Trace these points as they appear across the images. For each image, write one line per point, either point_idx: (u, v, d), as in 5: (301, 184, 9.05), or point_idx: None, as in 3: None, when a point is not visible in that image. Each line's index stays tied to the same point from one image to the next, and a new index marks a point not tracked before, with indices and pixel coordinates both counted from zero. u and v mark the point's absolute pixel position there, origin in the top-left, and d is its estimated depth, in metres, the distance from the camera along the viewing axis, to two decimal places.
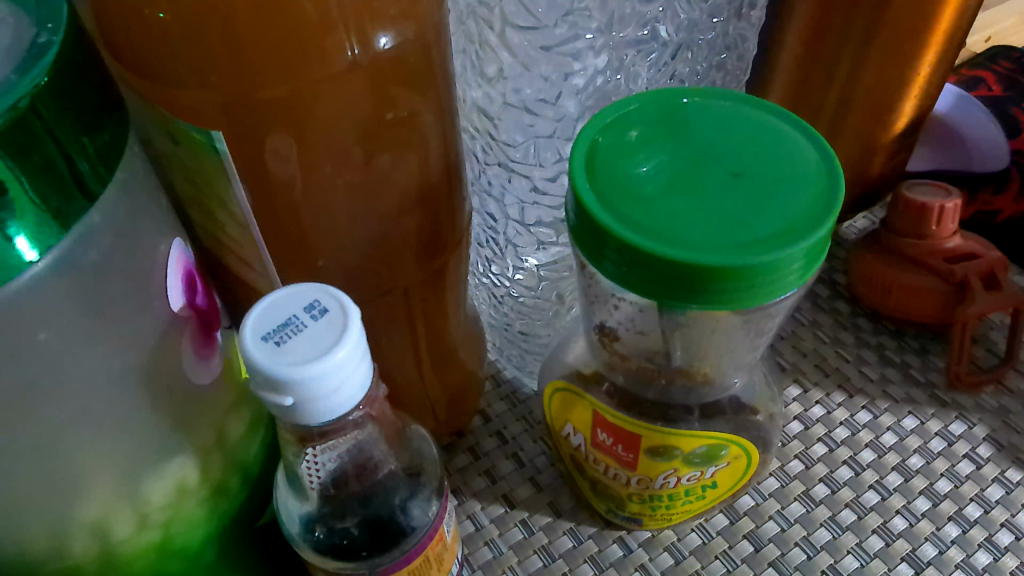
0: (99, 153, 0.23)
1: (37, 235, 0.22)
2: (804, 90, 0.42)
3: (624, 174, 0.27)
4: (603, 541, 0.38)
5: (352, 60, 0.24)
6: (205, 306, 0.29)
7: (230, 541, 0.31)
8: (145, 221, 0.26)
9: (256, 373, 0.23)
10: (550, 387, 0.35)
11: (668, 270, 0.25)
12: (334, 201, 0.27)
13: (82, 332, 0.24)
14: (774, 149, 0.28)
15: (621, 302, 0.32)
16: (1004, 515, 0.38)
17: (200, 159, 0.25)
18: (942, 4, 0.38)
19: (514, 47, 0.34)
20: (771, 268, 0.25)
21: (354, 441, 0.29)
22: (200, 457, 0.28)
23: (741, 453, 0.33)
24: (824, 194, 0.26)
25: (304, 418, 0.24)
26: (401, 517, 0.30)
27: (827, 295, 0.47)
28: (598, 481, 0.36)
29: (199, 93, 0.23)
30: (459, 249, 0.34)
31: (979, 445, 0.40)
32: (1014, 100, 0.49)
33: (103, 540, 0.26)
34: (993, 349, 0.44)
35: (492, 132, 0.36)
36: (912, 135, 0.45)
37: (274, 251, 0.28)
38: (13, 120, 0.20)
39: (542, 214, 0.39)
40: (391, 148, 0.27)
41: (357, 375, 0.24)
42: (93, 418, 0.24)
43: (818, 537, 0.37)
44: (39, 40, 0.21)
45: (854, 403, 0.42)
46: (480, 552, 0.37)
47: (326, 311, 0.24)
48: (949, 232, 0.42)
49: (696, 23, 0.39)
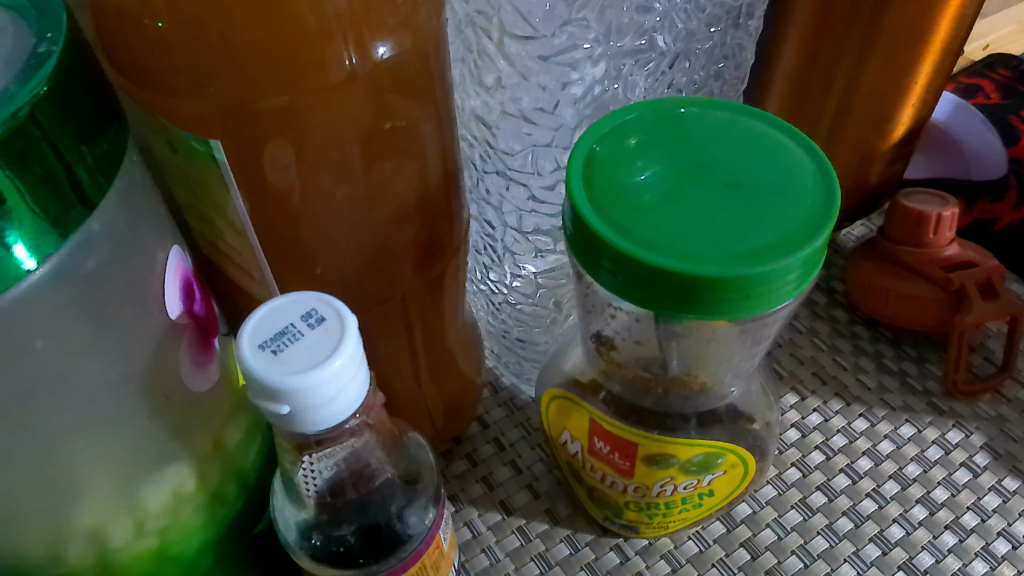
0: (98, 162, 0.23)
1: (33, 243, 0.21)
2: (801, 98, 0.42)
3: (621, 184, 0.28)
4: (599, 548, 0.38)
5: (351, 70, 0.24)
6: (203, 314, 0.29)
7: (227, 548, 0.31)
8: (143, 229, 0.26)
9: (253, 382, 0.23)
10: (548, 394, 0.35)
11: (665, 281, 0.25)
12: (332, 211, 0.27)
13: (80, 340, 0.24)
14: (772, 160, 0.28)
15: (618, 311, 0.32)
16: (1001, 524, 0.38)
17: (199, 168, 0.26)
18: (940, 14, 0.38)
19: (513, 56, 0.34)
20: (766, 279, 0.25)
21: (351, 449, 0.29)
22: (198, 464, 0.28)
23: (738, 461, 0.33)
24: (821, 204, 0.27)
25: (301, 427, 0.24)
26: (398, 524, 0.30)
27: (825, 303, 0.47)
28: (595, 489, 0.36)
29: (197, 102, 0.23)
30: (457, 256, 0.34)
31: (976, 453, 0.40)
32: (1012, 108, 0.49)
33: (100, 547, 0.26)
34: (990, 357, 0.44)
35: (490, 140, 0.36)
36: (910, 144, 0.45)
37: (273, 260, 0.28)
38: (13, 129, 0.20)
39: (540, 222, 0.39)
40: (390, 157, 0.27)
41: (355, 384, 0.24)
42: (91, 425, 0.24)
43: (815, 545, 0.37)
44: (39, 50, 0.21)
45: (852, 411, 0.42)
46: (477, 559, 0.37)
47: (324, 319, 0.24)
48: (948, 241, 0.42)
49: (694, 32, 0.39)
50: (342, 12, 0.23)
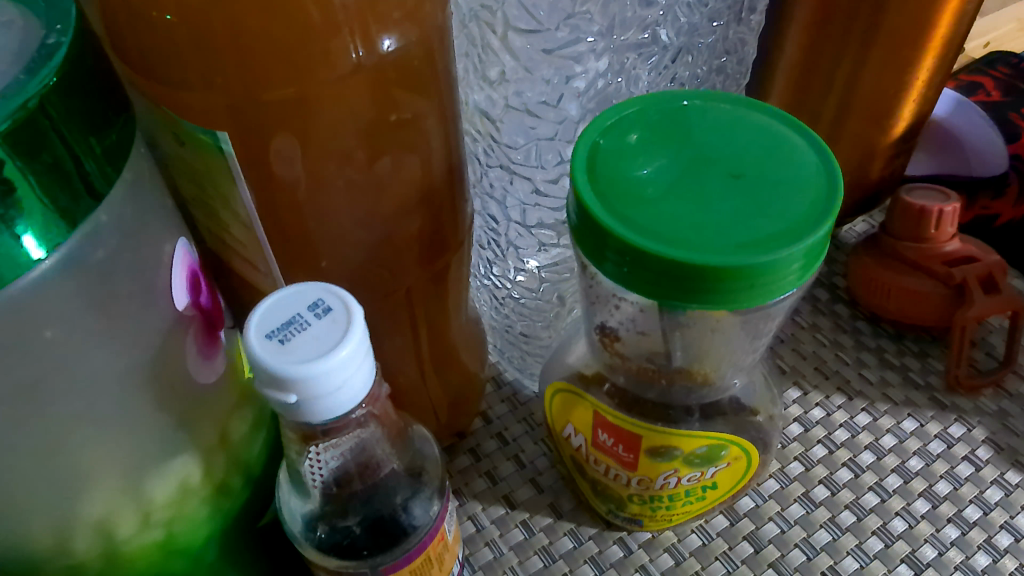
0: (107, 153, 0.23)
1: (43, 234, 0.22)
2: (803, 94, 0.42)
3: (624, 177, 0.28)
4: (603, 542, 0.38)
5: (357, 62, 0.24)
6: (209, 306, 0.29)
7: (232, 541, 0.31)
8: (151, 222, 0.26)
9: (260, 371, 0.23)
10: (552, 387, 0.35)
11: (670, 271, 0.25)
12: (336, 203, 0.27)
13: (89, 330, 0.24)
14: (774, 152, 0.28)
15: (622, 302, 0.32)
16: (1003, 517, 0.38)
17: (205, 160, 0.26)
18: (942, 8, 0.38)
19: (517, 50, 0.34)
20: (771, 268, 0.25)
21: (357, 440, 0.29)
22: (203, 456, 0.28)
23: (741, 453, 0.33)
24: (823, 195, 0.27)
25: (308, 416, 0.24)
26: (403, 516, 0.30)
27: (827, 298, 0.47)
28: (598, 482, 0.36)
29: (205, 95, 0.23)
30: (461, 250, 0.34)
31: (979, 447, 0.40)
32: (1013, 105, 0.50)
33: (106, 538, 0.26)
34: (992, 352, 0.44)
35: (494, 134, 0.36)
36: (912, 139, 0.45)
37: (279, 253, 0.28)
38: (21, 120, 0.20)
39: (544, 216, 0.39)
40: (394, 151, 0.28)
41: (361, 374, 0.24)
42: (98, 415, 0.25)
43: (818, 539, 0.37)
44: (49, 41, 0.21)
45: (854, 405, 0.42)
46: (481, 553, 0.37)
47: (330, 309, 0.24)
48: (948, 236, 0.42)
49: (697, 26, 0.39)
50: (348, 5, 0.23)
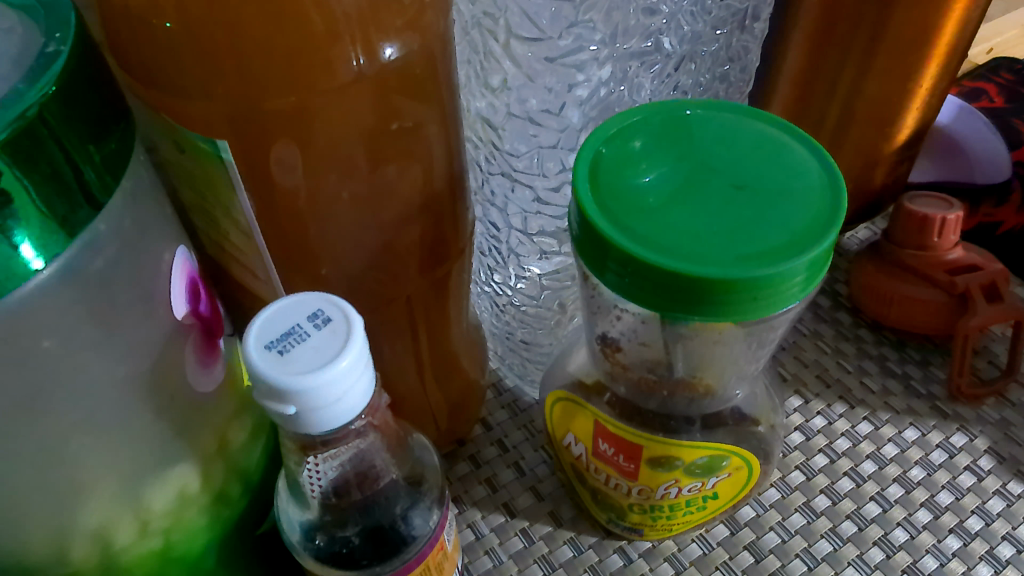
0: (106, 161, 0.23)
1: (40, 242, 0.21)
2: (806, 102, 0.42)
3: (626, 186, 0.28)
4: (603, 551, 0.38)
5: (357, 70, 0.24)
6: (208, 314, 0.29)
7: (230, 549, 0.31)
8: (151, 230, 0.26)
9: (259, 382, 0.23)
10: (553, 396, 0.35)
11: (672, 282, 0.25)
12: (337, 212, 0.27)
13: (85, 340, 0.24)
14: (778, 162, 0.28)
15: (624, 312, 0.32)
16: (1005, 528, 0.38)
17: (205, 168, 0.26)
18: (946, 15, 0.38)
19: (518, 57, 0.34)
20: (773, 281, 0.25)
21: (356, 450, 0.29)
22: (201, 465, 0.28)
23: (742, 464, 0.33)
24: (827, 207, 0.26)
25: (306, 427, 0.24)
26: (402, 526, 0.30)
27: (829, 306, 0.47)
28: (599, 491, 0.36)
29: (204, 103, 0.23)
30: (462, 258, 0.34)
31: (980, 457, 0.40)
32: (1015, 112, 0.50)
33: (103, 548, 0.26)
34: (995, 361, 0.44)
35: (495, 141, 0.36)
36: (914, 147, 0.45)
37: (279, 262, 0.28)
38: (19, 129, 0.20)
39: (545, 224, 0.39)
40: (396, 160, 0.27)
41: (361, 385, 0.24)
42: (95, 425, 0.24)
43: (819, 548, 0.37)
44: (48, 50, 0.21)
45: (855, 414, 0.42)
46: (480, 561, 0.37)
47: (330, 319, 0.24)
48: (952, 244, 0.42)
49: (700, 35, 0.39)
50: (350, 13, 0.23)
